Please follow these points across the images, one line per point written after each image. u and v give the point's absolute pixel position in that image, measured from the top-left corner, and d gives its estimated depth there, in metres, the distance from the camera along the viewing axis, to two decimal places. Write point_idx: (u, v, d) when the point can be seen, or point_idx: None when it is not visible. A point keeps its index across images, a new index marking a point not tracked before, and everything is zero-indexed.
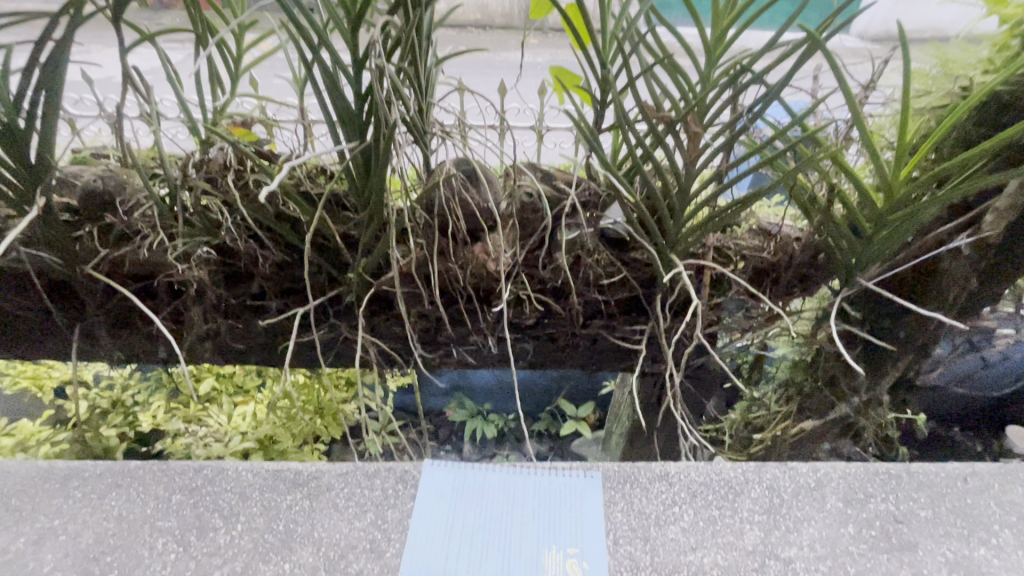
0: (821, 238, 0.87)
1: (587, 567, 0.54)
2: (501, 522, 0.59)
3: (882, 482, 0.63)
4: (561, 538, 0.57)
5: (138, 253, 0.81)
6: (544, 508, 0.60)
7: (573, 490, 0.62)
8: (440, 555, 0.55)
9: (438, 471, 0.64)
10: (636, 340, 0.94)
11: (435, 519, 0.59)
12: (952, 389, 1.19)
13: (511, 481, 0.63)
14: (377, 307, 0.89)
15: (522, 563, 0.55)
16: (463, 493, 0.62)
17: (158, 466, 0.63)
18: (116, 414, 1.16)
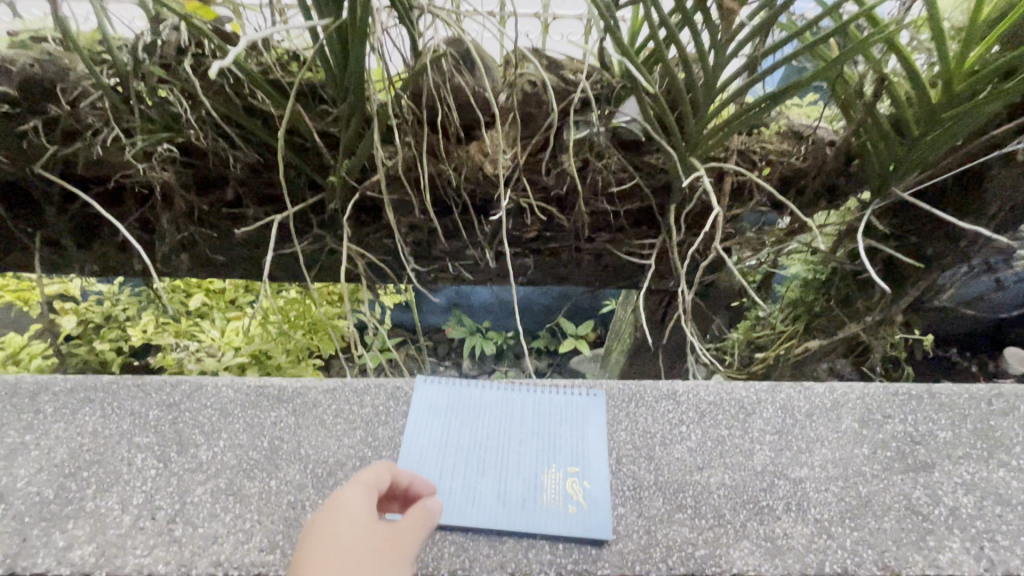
0: (858, 141, 0.78)
1: (587, 487, 0.52)
2: (498, 440, 0.56)
3: (901, 403, 0.60)
4: (561, 457, 0.55)
5: (93, 151, 0.72)
6: (544, 426, 0.57)
7: (575, 409, 0.58)
8: (434, 473, 0.53)
9: (431, 388, 0.60)
10: (644, 254, 0.87)
11: (429, 437, 0.56)
12: (967, 310, 1.14)
13: (509, 398, 0.60)
14: (364, 216, 0.82)
15: (520, 481, 0.52)
16: (458, 410, 0.59)
17: (132, 381, 0.59)
18: (110, 329, 1.12)
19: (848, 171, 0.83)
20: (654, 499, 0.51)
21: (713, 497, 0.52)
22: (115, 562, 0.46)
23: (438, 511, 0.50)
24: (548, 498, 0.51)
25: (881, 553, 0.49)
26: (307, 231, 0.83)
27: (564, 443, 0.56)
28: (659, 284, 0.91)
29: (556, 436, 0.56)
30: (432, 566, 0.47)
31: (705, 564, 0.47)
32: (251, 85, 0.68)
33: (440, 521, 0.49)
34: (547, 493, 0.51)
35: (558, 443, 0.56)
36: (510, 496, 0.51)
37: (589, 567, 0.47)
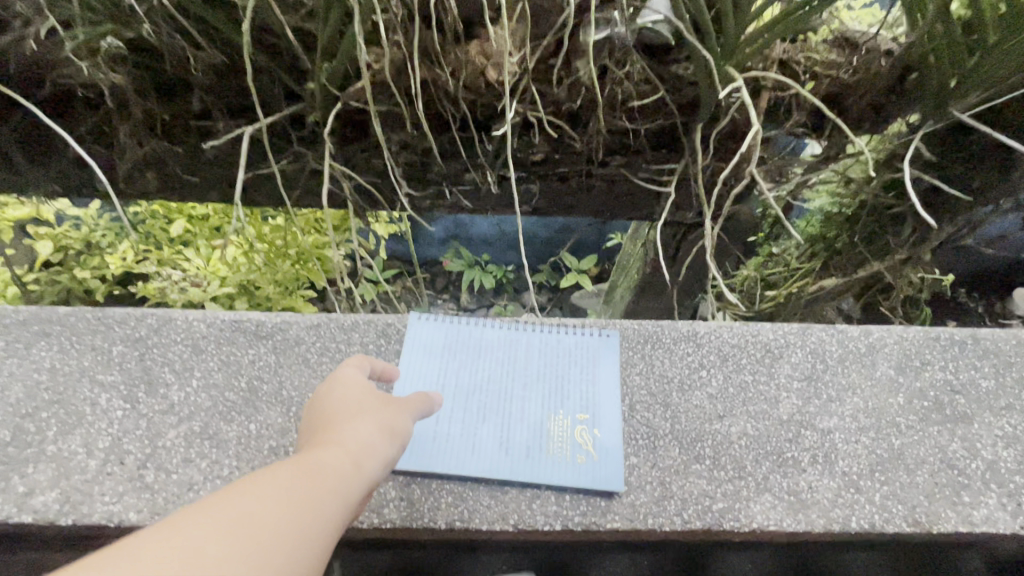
0: (921, 52, 0.67)
1: (598, 436, 0.48)
2: (500, 384, 0.51)
3: (942, 349, 0.55)
4: (570, 404, 0.50)
5: (26, 46, 0.61)
6: (551, 369, 0.52)
7: (586, 351, 0.53)
8: (431, 418, 0.48)
9: (426, 326, 0.54)
10: (663, 182, 0.79)
11: (424, 380, 0.51)
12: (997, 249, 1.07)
13: (513, 338, 0.54)
14: (350, 133, 0.72)
15: (524, 429, 0.48)
16: (456, 350, 0.53)
17: (92, 313, 0.53)
18: (91, 255, 1.03)
19: (902, 87, 0.73)
20: (669, 450, 0.47)
21: (734, 448, 0.47)
22: (82, 509, 0.42)
23: (434, 460, 0.45)
24: (554, 447, 0.47)
25: (911, 509, 0.45)
26: (286, 148, 0.74)
27: (572, 388, 0.51)
28: (676, 215, 0.83)
29: (564, 380, 0.51)
30: (428, 517, 0.43)
31: (723, 518, 0.44)
32: None
33: (436, 470, 0.45)
34: (553, 442, 0.47)
35: (567, 387, 0.51)
36: (513, 445, 0.47)
37: (598, 520, 0.43)
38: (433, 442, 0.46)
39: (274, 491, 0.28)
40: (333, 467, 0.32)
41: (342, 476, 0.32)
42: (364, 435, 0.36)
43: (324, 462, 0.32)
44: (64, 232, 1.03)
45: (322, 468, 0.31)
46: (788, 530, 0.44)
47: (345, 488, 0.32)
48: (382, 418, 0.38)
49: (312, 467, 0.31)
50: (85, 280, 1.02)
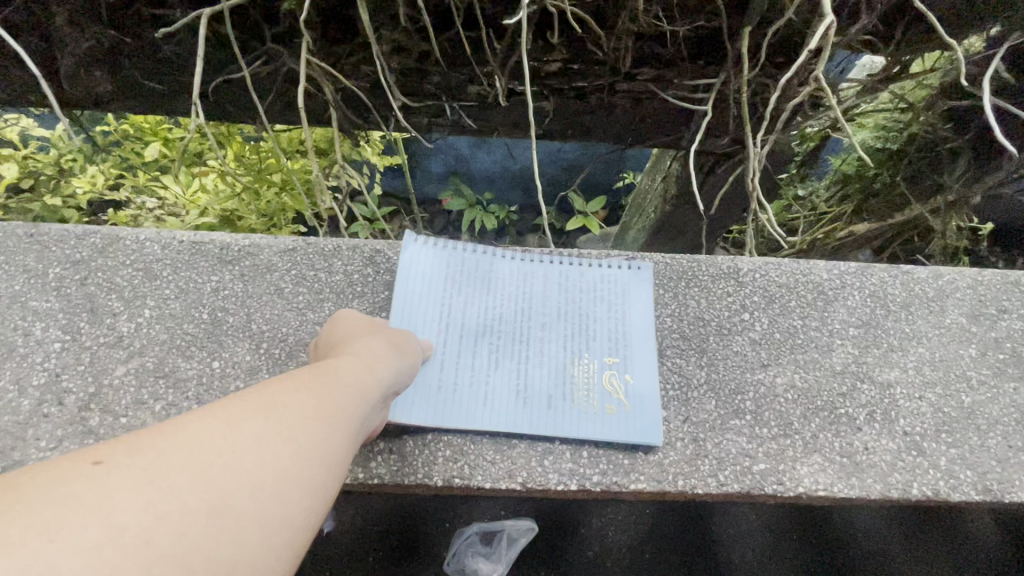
0: None
1: (630, 382, 0.41)
2: (515, 324, 0.43)
3: (1022, 296, 0.47)
4: (596, 346, 0.43)
5: None
6: (574, 306, 0.45)
7: (613, 287, 0.45)
8: (436, 364, 0.41)
9: (424, 252, 0.46)
10: (697, 100, 0.68)
11: (424, 317, 0.43)
12: None
13: (528, 271, 0.46)
14: (332, 29, 0.61)
15: (544, 376, 0.41)
16: (461, 284, 0.45)
17: (24, 229, 0.44)
18: (62, 182, 0.90)
19: None
20: (704, 402, 0.40)
21: (779, 402, 0.41)
22: (13, 456, 0.36)
23: (439, 412, 0.39)
24: (579, 395, 0.40)
25: (982, 475, 0.39)
26: (258, 47, 0.63)
27: (599, 328, 0.43)
28: (707, 142, 0.73)
29: (589, 318, 0.44)
30: (422, 473, 0.37)
31: (766, 481, 0.38)
32: None
33: (441, 425, 0.38)
34: (578, 389, 0.40)
35: (592, 326, 0.44)
36: (532, 394, 0.40)
37: (620, 480, 0.37)
38: (440, 391, 0.39)
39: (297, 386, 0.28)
40: (348, 372, 0.31)
41: (359, 380, 0.31)
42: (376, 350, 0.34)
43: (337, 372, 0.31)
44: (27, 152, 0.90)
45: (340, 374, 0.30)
46: (839, 497, 0.38)
47: (362, 393, 0.31)
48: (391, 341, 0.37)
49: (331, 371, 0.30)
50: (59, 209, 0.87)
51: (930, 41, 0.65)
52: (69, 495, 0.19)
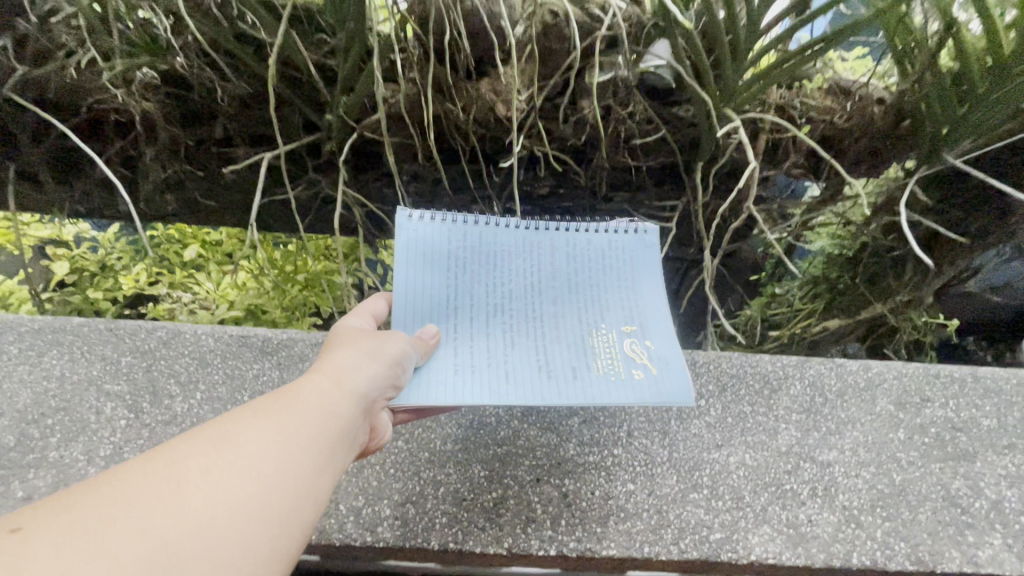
0: (911, 100, 0.70)
1: (645, 343, 0.49)
2: (532, 299, 0.51)
3: (942, 386, 0.55)
4: (611, 318, 0.50)
5: (67, 76, 0.66)
6: (583, 280, 0.53)
7: (617, 254, 0.54)
8: (468, 332, 0.48)
9: (436, 228, 0.52)
10: (665, 218, 0.81)
11: (442, 290, 0.50)
12: (989, 297, 1.11)
13: (532, 249, 0.54)
14: (363, 163, 0.76)
15: (567, 346, 0.48)
16: (468, 261, 0.52)
17: (104, 324, 0.54)
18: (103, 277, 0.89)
19: (897, 134, 0.76)
20: (667, 477, 0.47)
21: (732, 478, 0.47)
22: None
23: (460, 392, 0.44)
24: (604, 364, 0.47)
25: (914, 547, 0.44)
26: (302, 176, 0.78)
27: (610, 301, 0.52)
28: (677, 252, 0.85)
29: (600, 291, 0.52)
30: (422, 537, 0.43)
31: (721, 550, 0.43)
32: (240, 6, 0.63)
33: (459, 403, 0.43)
34: (603, 360, 0.47)
35: (604, 299, 0.52)
36: (558, 367, 0.47)
37: (593, 546, 0.43)
38: (473, 377, 0.45)
39: (254, 424, 0.30)
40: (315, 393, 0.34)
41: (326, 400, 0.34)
42: (348, 363, 0.37)
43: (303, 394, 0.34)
44: None
45: (310, 398, 0.33)
46: (787, 564, 0.43)
47: (327, 412, 0.33)
48: (372, 348, 0.40)
49: (294, 398, 0.33)
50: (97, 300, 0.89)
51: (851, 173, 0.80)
52: None
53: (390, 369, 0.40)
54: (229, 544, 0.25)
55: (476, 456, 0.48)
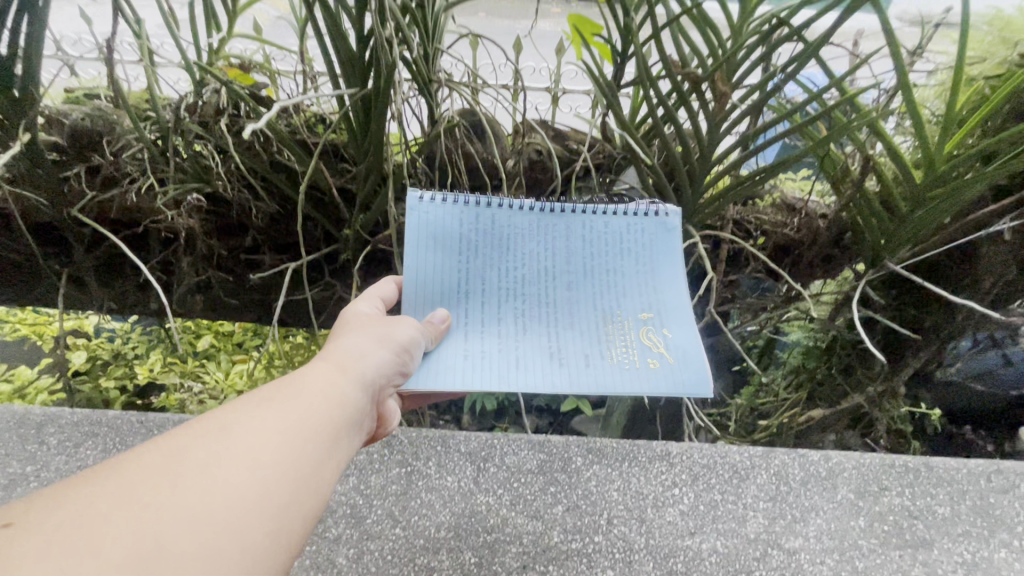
0: (848, 216, 0.82)
1: (657, 326, 0.59)
2: (549, 285, 0.61)
3: (898, 475, 0.60)
4: (628, 307, 0.60)
5: (127, 198, 0.78)
6: (598, 265, 0.62)
7: (637, 237, 0.63)
8: (487, 318, 0.59)
9: (444, 211, 0.60)
10: None
11: (447, 276, 0.59)
12: (966, 385, 1.22)
13: (547, 233, 0.62)
14: (375, 268, 0.87)
15: (580, 330, 0.59)
16: (480, 245, 0.60)
17: (138, 418, 0.61)
18: (117, 365, 1.01)
19: (842, 243, 0.87)
20: (644, 563, 0.53)
21: (704, 564, 0.52)
22: None
23: (464, 380, 0.55)
24: (618, 353, 0.57)
25: None
26: (320, 279, 0.88)
27: (625, 289, 0.61)
28: None
29: (613, 274, 0.62)
30: None
31: None
32: (280, 144, 0.76)
33: (465, 388, 0.54)
34: (617, 348, 0.58)
35: (616, 281, 0.61)
36: (572, 355, 0.57)
37: None
38: (496, 362, 0.56)
39: (265, 412, 0.40)
40: (319, 386, 0.44)
41: (327, 393, 0.44)
42: (352, 353, 0.48)
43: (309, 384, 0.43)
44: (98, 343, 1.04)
45: (314, 388, 0.43)
46: None
47: (326, 401, 0.43)
48: (375, 335, 0.51)
49: (302, 388, 0.43)
50: (106, 388, 0.98)
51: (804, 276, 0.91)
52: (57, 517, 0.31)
53: (388, 359, 0.50)
54: (232, 510, 0.34)
55: (470, 544, 0.55)
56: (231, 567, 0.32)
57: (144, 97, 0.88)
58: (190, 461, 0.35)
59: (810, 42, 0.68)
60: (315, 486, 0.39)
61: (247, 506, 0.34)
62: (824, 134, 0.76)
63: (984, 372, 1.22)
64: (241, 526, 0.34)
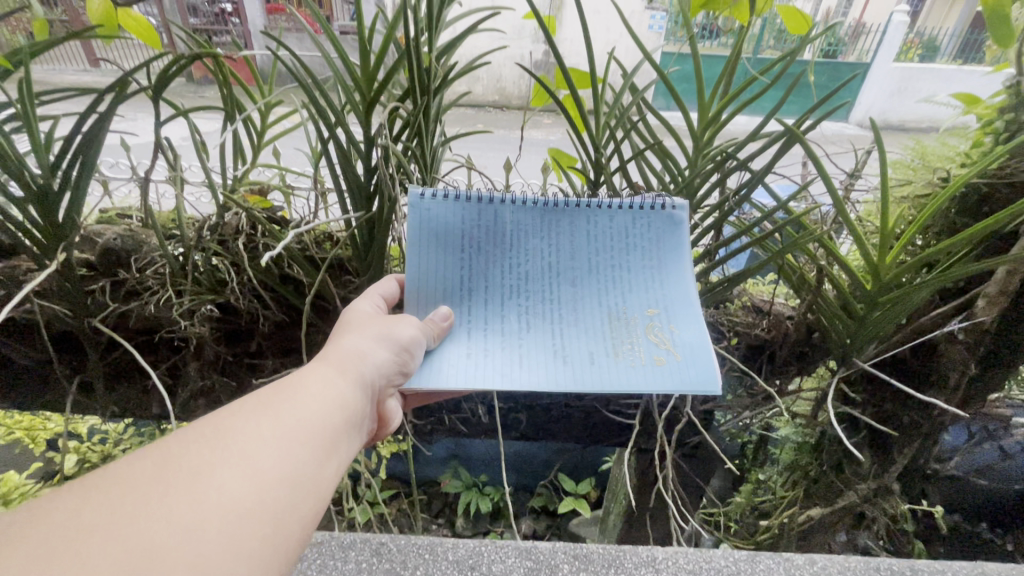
0: (813, 317, 0.89)
1: (659, 321, 0.67)
2: (555, 282, 0.69)
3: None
4: (636, 305, 0.68)
5: (145, 309, 0.85)
6: (602, 262, 0.69)
7: (640, 234, 0.69)
8: (496, 314, 0.68)
9: (448, 208, 0.67)
10: (630, 414, 0.94)
11: (452, 272, 0.68)
12: (971, 480, 1.22)
13: (552, 229, 0.69)
14: None
15: (585, 324, 0.68)
16: (483, 243, 0.68)
17: None
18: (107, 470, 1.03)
19: (812, 342, 0.92)
20: None
21: None
22: None
23: (470, 378, 0.63)
24: (622, 349, 0.66)
25: None
26: None
27: (630, 286, 0.69)
28: (644, 444, 0.98)
29: (616, 270, 0.70)
30: None
31: None
32: (290, 260, 0.84)
33: (472, 386, 0.63)
34: (621, 344, 0.66)
35: (620, 276, 0.69)
36: (575, 353, 0.66)
37: None
38: (508, 349, 0.66)
39: (265, 419, 0.48)
40: (316, 394, 0.53)
41: (323, 400, 0.52)
42: (347, 358, 0.57)
43: (305, 392, 0.52)
44: (92, 446, 1.07)
45: (312, 395, 0.52)
46: None
47: (321, 408, 0.52)
48: (369, 339, 0.60)
49: (301, 396, 0.51)
50: None
51: (776, 374, 0.97)
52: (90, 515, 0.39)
53: (381, 362, 0.59)
54: (240, 508, 0.43)
55: None
56: (237, 558, 0.41)
57: (170, 216, 0.98)
58: (202, 463, 0.44)
59: (756, 171, 0.79)
60: (312, 486, 0.48)
61: (250, 507, 0.43)
62: (781, 246, 0.85)
63: (984, 465, 1.23)
64: (244, 530, 0.42)
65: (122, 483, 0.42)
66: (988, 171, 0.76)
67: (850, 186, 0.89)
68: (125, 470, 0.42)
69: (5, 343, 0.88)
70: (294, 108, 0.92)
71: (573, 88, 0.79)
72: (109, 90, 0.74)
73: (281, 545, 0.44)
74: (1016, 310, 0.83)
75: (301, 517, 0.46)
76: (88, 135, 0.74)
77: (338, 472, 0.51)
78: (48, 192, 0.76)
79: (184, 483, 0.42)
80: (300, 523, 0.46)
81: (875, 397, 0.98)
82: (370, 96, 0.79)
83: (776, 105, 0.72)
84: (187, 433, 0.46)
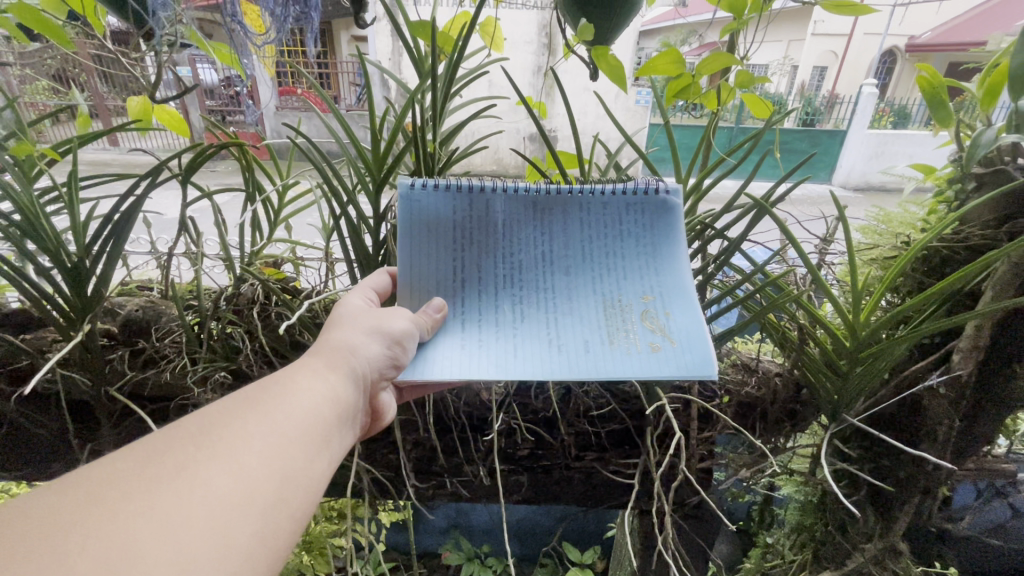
0: (799, 373, 0.93)
1: (653, 306, 0.71)
2: (550, 271, 0.74)
3: None
4: (631, 293, 0.73)
5: (161, 376, 0.89)
6: (596, 250, 0.74)
7: (631, 224, 0.73)
8: (492, 304, 0.73)
9: (442, 196, 0.71)
10: (630, 474, 0.95)
11: (448, 267, 0.73)
12: (986, 541, 1.20)
13: (545, 219, 0.74)
14: (376, 435, 0.97)
15: (579, 311, 0.72)
16: (478, 234, 0.73)
17: None
18: None
19: (802, 399, 0.96)
20: None
21: None
22: None
23: (464, 368, 0.67)
24: (617, 336, 0.70)
25: None
26: None
27: (624, 274, 0.73)
28: (646, 505, 0.99)
29: (610, 257, 0.74)
30: None
31: None
32: (301, 327, 0.90)
33: (466, 377, 0.66)
34: (616, 331, 0.70)
35: (614, 265, 0.74)
36: (570, 342, 0.70)
37: None
38: (503, 336, 0.71)
39: (255, 416, 0.50)
40: (305, 393, 0.55)
41: (312, 399, 0.55)
42: (336, 357, 0.61)
43: (294, 390, 0.55)
44: None
45: (300, 392, 0.55)
46: None
47: (309, 406, 0.54)
48: (357, 339, 0.63)
49: (290, 393, 0.54)
50: None
51: (769, 431, 1.00)
52: (73, 514, 0.39)
53: (369, 361, 0.63)
54: (231, 502, 0.44)
55: None
56: (231, 551, 0.42)
57: (188, 288, 1.04)
58: (190, 459, 0.45)
59: (733, 240, 0.86)
60: (303, 481, 0.50)
61: (242, 502, 0.44)
62: (763, 306, 0.90)
63: (997, 525, 1.21)
64: (237, 525, 0.43)
65: (100, 479, 0.42)
66: (944, 235, 0.83)
67: (825, 250, 0.96)
68: (106, 467, 0.43)
69: (21, 412, 0.91)
70: (308, 187, 1.01)
71: (562, 168, 0.87)
72: (145, 177, 0.82)
73: (273, 540, 0.45)
74: (991, 363, 0.87)
75: (290, 510, 0.47)
76: (123, 216, 0.81)
77: (327, 468, 0.53)
78: (80, 268, 0.81)
79: (172, 477, 0.43)
80: (291, 518, 0.47)
81: (870, 453, 1.00)
82: (379, 177, 0.88)
83: (748, 179, 0.80)
84: (172, 431, 0.47)
